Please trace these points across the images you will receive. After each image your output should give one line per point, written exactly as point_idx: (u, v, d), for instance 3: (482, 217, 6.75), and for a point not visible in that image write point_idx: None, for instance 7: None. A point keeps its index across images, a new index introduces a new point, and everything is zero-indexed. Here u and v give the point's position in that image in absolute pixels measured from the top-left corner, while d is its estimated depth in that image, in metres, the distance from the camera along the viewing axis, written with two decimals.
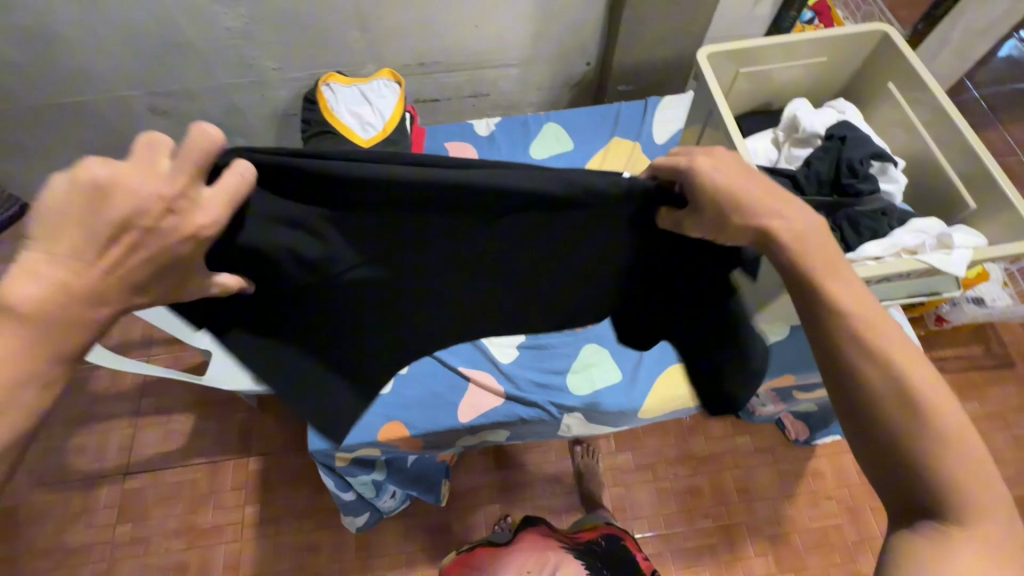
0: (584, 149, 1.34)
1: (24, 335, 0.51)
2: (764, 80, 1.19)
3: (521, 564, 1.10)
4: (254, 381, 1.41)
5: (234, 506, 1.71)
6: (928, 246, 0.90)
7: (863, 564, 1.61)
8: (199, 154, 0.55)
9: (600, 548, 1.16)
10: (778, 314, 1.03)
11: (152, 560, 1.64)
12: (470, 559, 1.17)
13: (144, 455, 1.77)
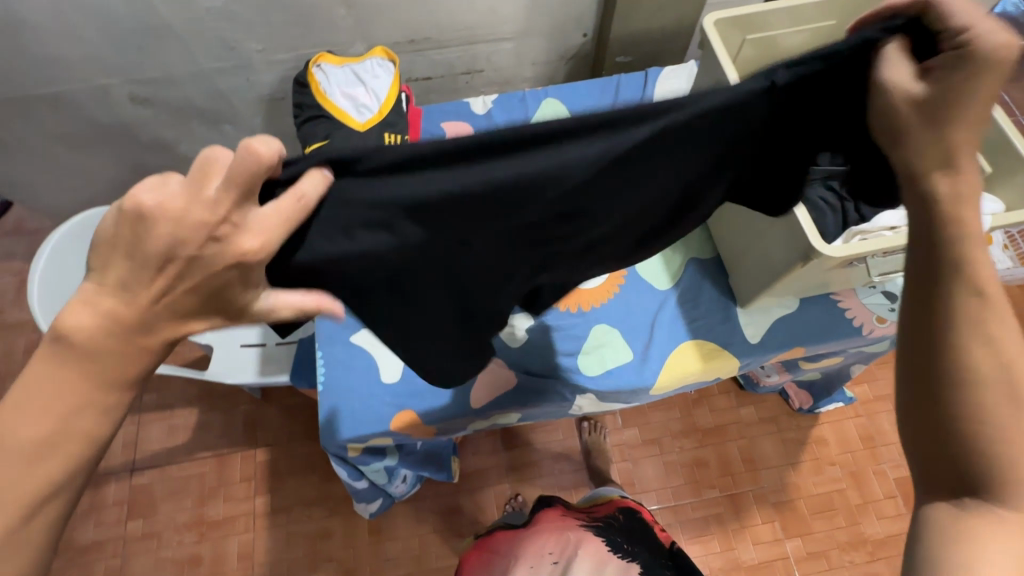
0: None
1: (74, 370, 0.54)
2: (769, 47, 1.16)
3: (542, 548, 1.11)
4: (258, 374, 1.40)
5: (244, 497, 1.71)
6: None
7: (866, 526, 1.65)
8: (245, 173, 0.51)
9: (617, 523, 1.17)
10: (789, 288, 1.02)
11: (166, 553, 1.65)
12: (490, 543, 1.18)
13: (150, 450, 1.76)
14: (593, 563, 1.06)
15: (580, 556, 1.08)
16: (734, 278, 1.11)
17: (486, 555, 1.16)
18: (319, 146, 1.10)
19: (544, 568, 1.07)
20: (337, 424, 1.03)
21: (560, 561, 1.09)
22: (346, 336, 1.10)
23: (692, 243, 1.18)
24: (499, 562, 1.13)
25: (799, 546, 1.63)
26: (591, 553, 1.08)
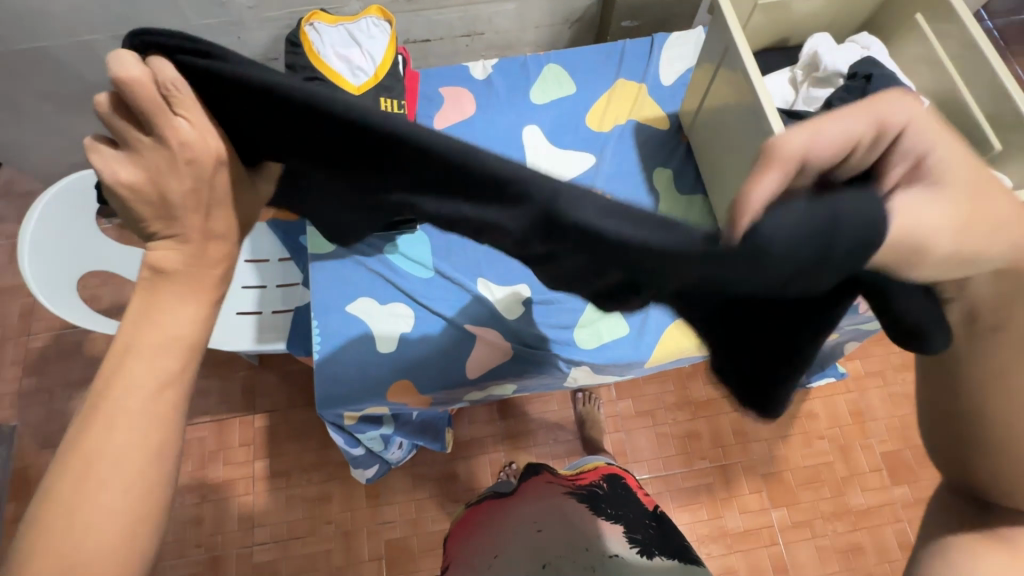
0: (587, 94, 1.26)
1: (172, 294, 0.57)
2: (781, 13, 1.11)
3: (525, 518, 1.11)
4: (254, 342, 1.40)
5: (243, 461, 1.74)
6: None
7: (852, 497, 1.69)
8: (145, 100, 0.47)
9: (601, 491, 1.20)
10: None
11: (167, 514, 1.69)
12: (479, 515, 1.21)
13: None
14: (577, 526, 1.06)
15: (561, 521, 1.08)
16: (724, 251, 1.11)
17: (474, 528, 1.17)
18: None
19: (527, 535, 1.06)
20: (334, 391, 1.04)
21: (543, 526, 1.07)
22: (342, 305, 1.10)
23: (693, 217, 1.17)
24: (485, 535, 1.13)
25: (785, 515, 1.68)
26: (575, 518, 1.08)
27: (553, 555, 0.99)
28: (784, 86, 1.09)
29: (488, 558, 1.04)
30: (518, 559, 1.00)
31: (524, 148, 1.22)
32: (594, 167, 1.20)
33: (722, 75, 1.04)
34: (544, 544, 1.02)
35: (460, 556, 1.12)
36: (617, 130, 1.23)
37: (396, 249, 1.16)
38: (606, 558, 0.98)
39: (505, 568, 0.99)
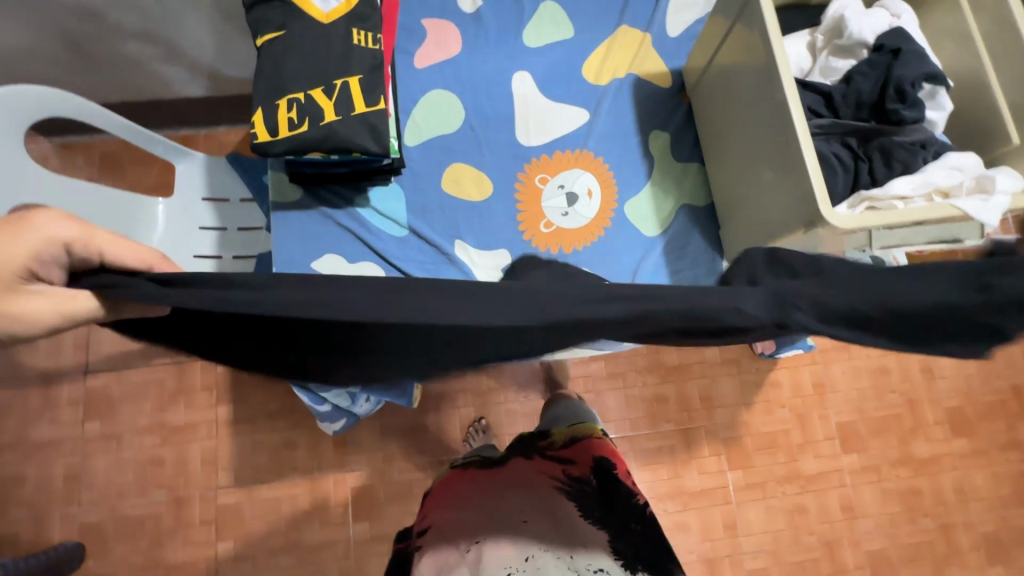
0: (585, 41, 1.14)
1: None
2: None
3: (513, 506, 1.13)
4: None
5: (206, 405, 1.69)
6: (964, 188, 0.83)
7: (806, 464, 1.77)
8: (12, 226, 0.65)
9: (590, 488, 1.18)
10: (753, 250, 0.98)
11: (127, 454, 1.65)
12: (463, 489, 1.22)
13: (103, 353, 1.70)
14: (564, 532, 1.08)
15: (549, 521, 1.10)
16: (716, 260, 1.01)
17: (456, 501, 1.19)
18: (275, 38, 0.87)
19: (515, 526, 1.09)
20: None
21: (531, 520, 1.10)
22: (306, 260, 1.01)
23: (687, 188, 1.10)
24: (468, 513, 1.14)
25: (740, 477, 1.75)
26: (562, 519, 1.11)
27: (541, 554, 1.03)
28: (800, 54, 1.00)
29: (472, 543, 1.07)
30: (504, 552, 1.04)
31: (513, 96, 1.11)
32: (587, 126, 1.11)
33: (737, 33, 0.94)
34: (532, 540, 1.06)
35: (440, 524, 1.14)
36: (615, 84, 1.12)
37: (369, 202, 1.05)
38: (589, 568, 1.01)
39: (491, 557, 1.03)
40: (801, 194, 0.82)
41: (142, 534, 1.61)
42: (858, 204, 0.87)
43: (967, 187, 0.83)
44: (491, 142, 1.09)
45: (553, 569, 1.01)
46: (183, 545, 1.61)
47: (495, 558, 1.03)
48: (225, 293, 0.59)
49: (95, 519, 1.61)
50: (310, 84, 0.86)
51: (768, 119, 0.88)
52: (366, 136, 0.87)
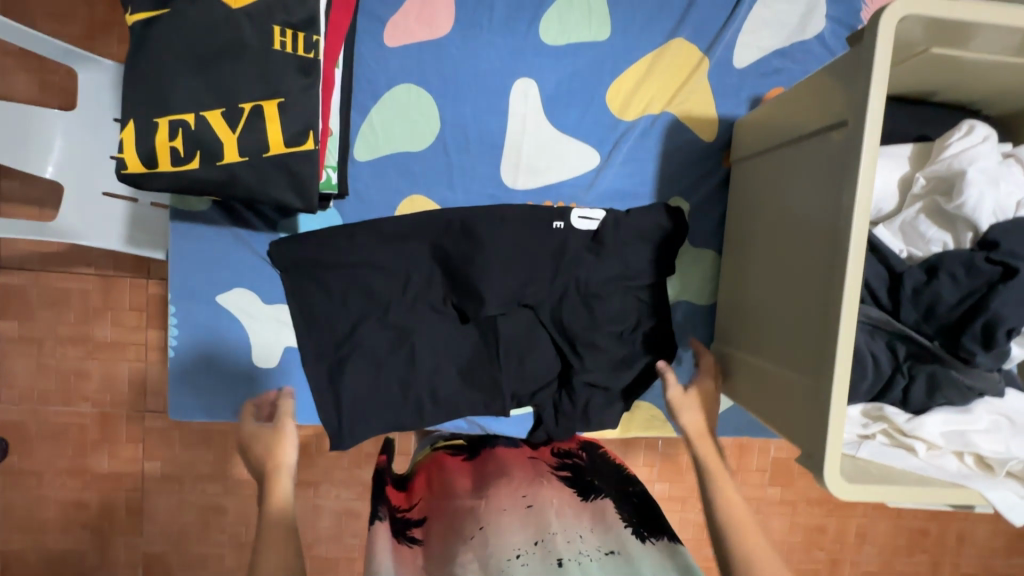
0: (621, 49, 0.84)
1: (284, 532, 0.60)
2: (991, 72, 0.63)
3: (507, 486, 0.75)
4: (121, 241, 1.07)
5: (134, 326, 1.43)
6: (878, 425, 0.63)
7: (762, 517, 1.58)
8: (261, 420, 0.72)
9: (581, 468, 0.82)
10: (766, 131, 0.78)
11: (48, 361, 1.43)
12: (455, 466, 0.84)
13: (9, 240, 1.38)
14: (575, 514, 0.71)
15: (559, 502, 0.73)
16: (808, 447, 0.60)
17: (447, 478, 0.80)
18: (151, 20, 0.60)
19: (513, 514, 0.69)
20: (193, 408, 0.83)
21: (537, 506, 0.71)
22: (210, 292, 0.81)
23: (690, 275, 0.89)
24: (460, 499, 0.73)
25: (665, 488, 1.79)
26: (570, 503, 0.74)
27: (550, 530, 0.67)
28: (887, 188, 0.65)
29: (470, 528, 0.67)
30: (509, 537, 0.65)
31: (509, 113, 0.84)
32: (593, 173, 0.86)
33: (838, 138, 0.62)
34: (541, 522, 0.68)
35: (436, 504, 0.75)
36: (643, 123, 0.85)
37: (298, 229, 0.81)
38: (597, 549, 0.65)
39: (496, 544, 0.64)
40: (822, 354, 0.59)
41: (68, 439, 1.45)
42: (874, 422, 0.64)
43: (1014, 466, 0.58)
44: (467, 176, 0.84)
45: (569, 546, 0.65)
46: (109, 458, 1.46)
47: (498, 543, 0.65)
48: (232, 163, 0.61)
49: (17, 418, 1.44)
50: (205, 99, 0.60)
51: (819, 238, 0.63)
52: (282, 184, 0.63)
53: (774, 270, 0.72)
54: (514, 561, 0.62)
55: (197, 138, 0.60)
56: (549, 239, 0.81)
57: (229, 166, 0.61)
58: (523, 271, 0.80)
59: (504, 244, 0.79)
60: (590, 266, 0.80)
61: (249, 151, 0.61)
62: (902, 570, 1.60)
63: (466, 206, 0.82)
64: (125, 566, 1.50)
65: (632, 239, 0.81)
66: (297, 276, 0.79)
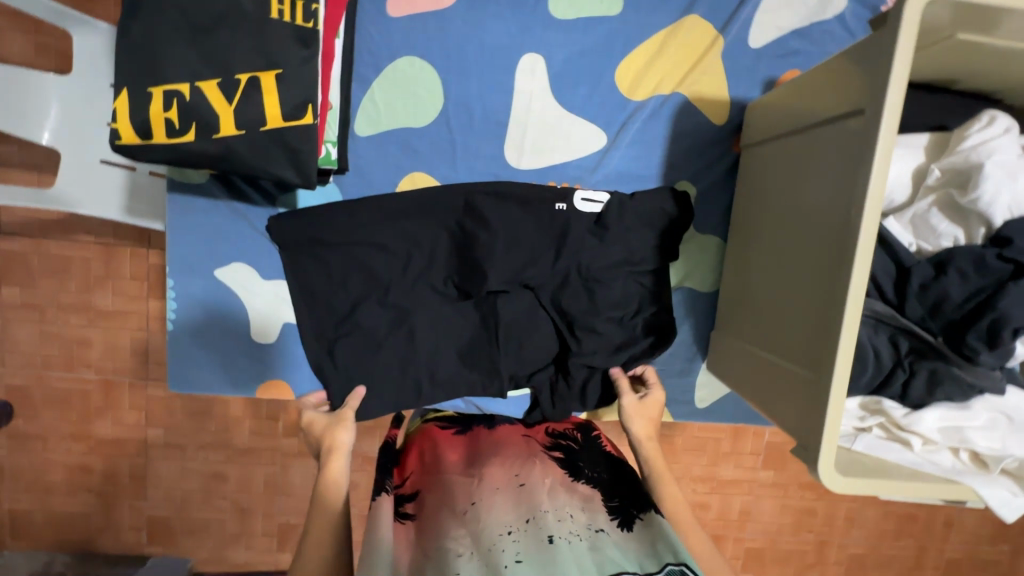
0: (633, 25, 0.81)
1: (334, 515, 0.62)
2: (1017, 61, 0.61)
3: (500, 465, 0.72)
4: (120, 210, 1.05)
5: (135, 296, 1.43)
6: (875, 418, 0.63)
7: (754, 499, 1.60)
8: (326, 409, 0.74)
9: (574, 450, 0.78)
10: (778, 115, 0.76)
11: (50, 329, 1.43)
12: (449, 444, 0.81)
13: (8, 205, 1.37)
14: (569, 492, 0.67)
15: (552, 480, 0.69)
16: (803, 439, 0.61)
17: (440, 455, 0.77)
18: None
19: (505, 492, 0.66)
20: (195, 380, 0.83)
21: (530, 485, 0.67)
22: (209, 267, 0.81)
23: (694, 262, 0.88)
24: (452, 476, 0.71)
25: None
26: (563, 481, 0.69)
27: (541, 508, 0.63)
28: (901, 178, 0.64)
29: (461, 504, 0.65)
30: (500, 514, 0.63)
31: (515, 90, 0.81)
32: (599, 154, 0.84)
33: (855, 127, 0.60)
34: (533, 500, 0.64)
35: (429, 480, 0.72)
36: (653, 104, 0.83)
37: (297, 204, 0.80)
38: (587, 529, 0.61)
39: (487, 522, 0.61)
40: (824, 347, 0.59)
41: (71, 406, 1.47)
42: (872, 416, 0.63)
43: (1009, 464, 0.58)
44: (470, 154, 0.82)
45: (562, 524, 0.61)
46: (112, 425, 1.48)
47: (487, 521, 0.62)
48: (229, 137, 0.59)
49: (21, 383, 1.46)
50: (201, 69, 0.58)
51: (829, 230, 0.62)
52: (280, 159, 0.61)
53: (780, 261, 0.71)
54: (505, 537, 0.59)
55: (192, 110, 0.58)
56: (549, 220, 0.80)
57: (225, 139, 0.60)
58: (523, 253, 0.80)
59: (504, 222, 0.80)
60: (591, 249, 0.80)
61: (246, 124, 0.60)
62: (887, 553, 1.63)
63: (472, 185, 0.81)
64: (130, 528, 1.53)
65: (633, 223, 0.80)
66: (296, 253, 0.78)
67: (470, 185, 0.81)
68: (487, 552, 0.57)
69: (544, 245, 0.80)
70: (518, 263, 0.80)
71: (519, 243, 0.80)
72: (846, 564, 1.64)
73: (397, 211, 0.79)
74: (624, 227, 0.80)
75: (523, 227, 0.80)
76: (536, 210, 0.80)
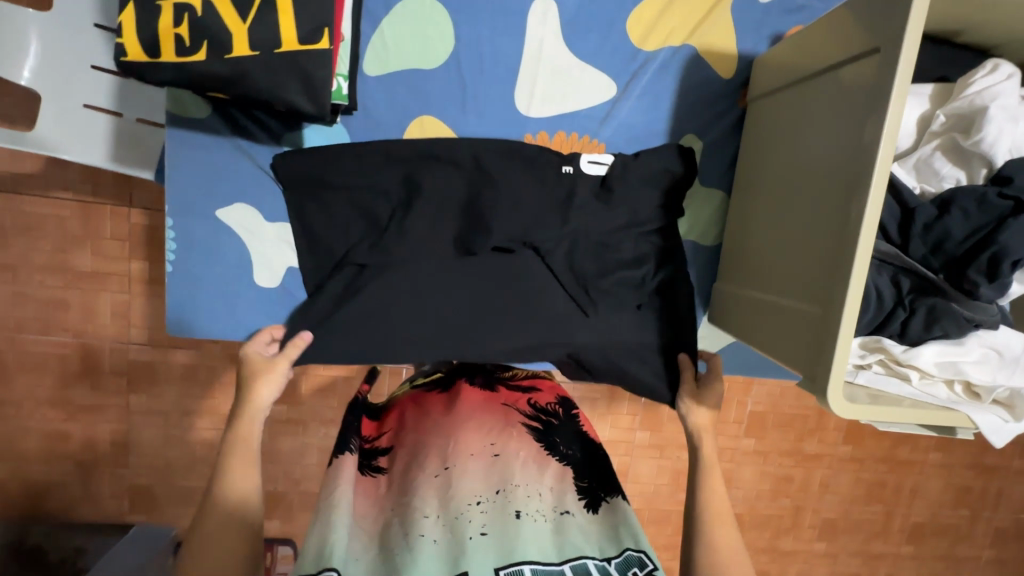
0: None
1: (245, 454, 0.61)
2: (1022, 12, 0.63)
3: (476, 427, 0.69)
4: (107, 156, 0.97)
5: (116, 257, 1.30)
6: (874, 356, 0.65)
7: (736, 466, 1.61)
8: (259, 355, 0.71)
9: (553, 423, 0.75)
10: (781, 67, 0.77)
11: (22, 292, 1.30)
12: (431, 401, 0.78)
13: None
14: (540, 468, 0.66)
15: (527, 454, 0.67)
16: (810, 371, 0.63)
17: (427, 414, 0.75)
18: None
19: (477, 460, 0.64)
20: (188, 324, 0.81)
21: (504, 457, 0.66)
22: (209, 206, 0.78)
23: (696, 216, 0.89)
24: (430, 438, 0.68)
25: None
26: (538, 456, 0.68)
27: (512, 481, 0.62)
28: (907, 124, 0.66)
29: (433, 468, 0.63)
30: (471, 483, 0.62)
31: (526, 35, 0.80)
32: (609, 105, 0.84)
33: (869, 67, 0.61)
34: (505, 472, 0.63)
35: (408, 438, 0.71)
36: (663, 54, 0.83)
37: (302, 143, 0.78)
38: (552, 511, 0.61)
39: (458, 487, 0.61)
40: (832, 282, 0.61)
41: (45, 372, 1.34)
42: (871, 353, 0.65)
43: (999, 394, 0.61)
44: (479, 99, 0.81)
45: (531, 500, 0.61)
46: (91, 395, 1.36)
47: (456, 492, 0.61)
48: (241, 60, 0.58)
49: None
50: None
51: (838, 171, 0.64)
52: (295, 87, 0.60)
53: (785, 206, 0.73)
54: (473, 508, 0.59)
55: (202, 26, 0.56)
56: (553, 181, 0.78)
57: (235, 61, 0.58)
58: (529, 214, 0.77)
59: (510, 179, 0.77)
60: (597, 212, 0.79)
61: (260, 47, 0.58)
62: (857, 518, 1.66)
63: (477, 138, 0.80)
64: (111, 496, 1.42)
65: (641, 181, 0.80)
66: (301, 194, 0.77)
67: (477, 142, 0.79)
68: (452, 521, 0.57)
69: (550, 207, 0.78)
70: (526, 223, 0.77)
71: (525, 203, 0.77)
72: (820, 527, 1.66)
73: (403, 160, 0.76)
74: (630, 186, 0.79)
75: (526, 185, 0.78)
76: (541, 169, 0.79)
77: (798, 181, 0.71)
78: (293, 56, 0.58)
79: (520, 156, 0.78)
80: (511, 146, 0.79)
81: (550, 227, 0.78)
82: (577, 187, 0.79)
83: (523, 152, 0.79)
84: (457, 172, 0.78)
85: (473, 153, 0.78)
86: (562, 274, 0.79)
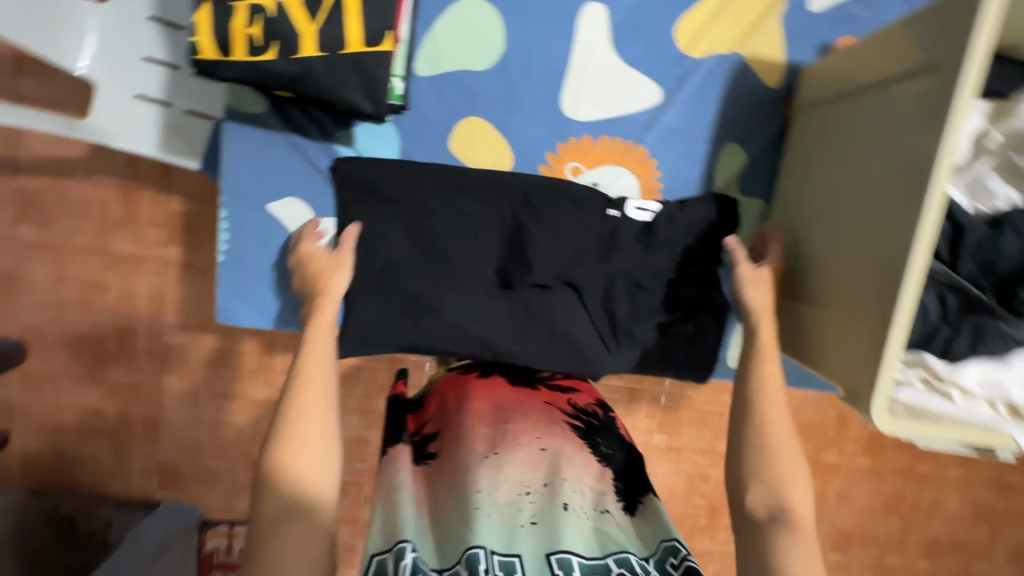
0: None
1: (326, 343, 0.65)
2: None
3: (523, 420, 0.65)
4: (156, 145, 0.97)
5: (154, 242, 1.32)
6: (916, 377, 0.64)
7: None
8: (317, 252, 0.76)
9: (594, 423, 0.69)
10: (832, 78, 0.77)
11: (65, 269, 1.34)
12: (472, 386, 0.73)
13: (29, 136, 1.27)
14: (586, 462, 0.62)
15: (574, 448, 0.63)
16: (853, 386, 0.64)
17: (469, 400, 0.70)
18: None
19: (524, 454, 0.61)
20: (239, 314, 0.84)
21: (553, 452, 0.62)
22: (260, 199, 0.81)
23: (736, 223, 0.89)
24: (473, 421, 0.65)
25: None
26: (582, 452, 0.63)
27: (562, 476, 0.59)
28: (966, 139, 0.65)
29: (482, 450, 0.61)
30: (522, 471, 0.59)
31: (575, 39, 0.81)
32: (655, 109, 0.85)
33: (925, 84, 0.61)
34: (556, 464, 0.60)
35: (453, 421, 0.67)
36: (711, 61, 0.83)
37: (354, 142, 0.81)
38: (593, 509, 0.58)
39: (508, 473, 0.59)
40: (881, 298, 0.61)
41: (83, 349, 1.37)
42: (913, 369, 0.65)
43: None
44: (526, 100, 0.82)
45: (576, 494, 0.58)
46: (126, 372, 1.39)
47: (505, 482, 0.58)
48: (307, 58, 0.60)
49: (37, 323, 1.36)
50: None
51: (890, 187, 0.64)
52: (355, 85, 0.61)
53: (832, 220, 0.73)
54: (523, 498, 0.57)
55: (273, 27, 0.59)
56: (596, 220, 0.82)
57: (300, 61, 0.60)
58: (569, 252, 0.82)
59: (556, 216, 0.81)
60: (634, 257, 0.82)
61: (326, 46, 0.60)
62: (874, 531, 1.65)
63: (527, 175, 0.82)
64: (141, 473, 1.45)
65: (682, 215, 0.83)
66: (353, 192, 0.80)
67: (528, 178, 0.82)
68: (506, 506, 0.56)
69: (591, 245, 0.82)
70: (570, 257, 0.82)
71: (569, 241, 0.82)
72: (834, 539, 1.65)
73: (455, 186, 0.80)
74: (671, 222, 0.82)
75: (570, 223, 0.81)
76: (585, 206, 0.82)
77: (846, 195, 0.71)
78: (355, 56, 0.60)
79: (566, 191, 0.82)
80: (558, 183, 0.82)
81: (591, 262, 0.82)
82: (620, 230, 0.82)
83: (572, 192, 0.82)
84: (506, 201, 0.81)
85: (521, 188, 0.81)
86: (596, 317, 0.82)
